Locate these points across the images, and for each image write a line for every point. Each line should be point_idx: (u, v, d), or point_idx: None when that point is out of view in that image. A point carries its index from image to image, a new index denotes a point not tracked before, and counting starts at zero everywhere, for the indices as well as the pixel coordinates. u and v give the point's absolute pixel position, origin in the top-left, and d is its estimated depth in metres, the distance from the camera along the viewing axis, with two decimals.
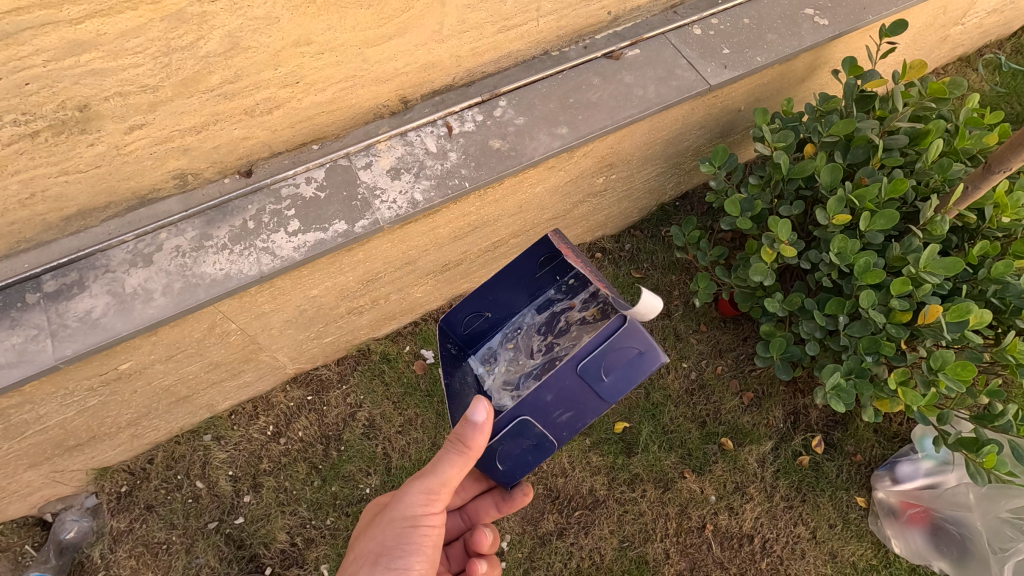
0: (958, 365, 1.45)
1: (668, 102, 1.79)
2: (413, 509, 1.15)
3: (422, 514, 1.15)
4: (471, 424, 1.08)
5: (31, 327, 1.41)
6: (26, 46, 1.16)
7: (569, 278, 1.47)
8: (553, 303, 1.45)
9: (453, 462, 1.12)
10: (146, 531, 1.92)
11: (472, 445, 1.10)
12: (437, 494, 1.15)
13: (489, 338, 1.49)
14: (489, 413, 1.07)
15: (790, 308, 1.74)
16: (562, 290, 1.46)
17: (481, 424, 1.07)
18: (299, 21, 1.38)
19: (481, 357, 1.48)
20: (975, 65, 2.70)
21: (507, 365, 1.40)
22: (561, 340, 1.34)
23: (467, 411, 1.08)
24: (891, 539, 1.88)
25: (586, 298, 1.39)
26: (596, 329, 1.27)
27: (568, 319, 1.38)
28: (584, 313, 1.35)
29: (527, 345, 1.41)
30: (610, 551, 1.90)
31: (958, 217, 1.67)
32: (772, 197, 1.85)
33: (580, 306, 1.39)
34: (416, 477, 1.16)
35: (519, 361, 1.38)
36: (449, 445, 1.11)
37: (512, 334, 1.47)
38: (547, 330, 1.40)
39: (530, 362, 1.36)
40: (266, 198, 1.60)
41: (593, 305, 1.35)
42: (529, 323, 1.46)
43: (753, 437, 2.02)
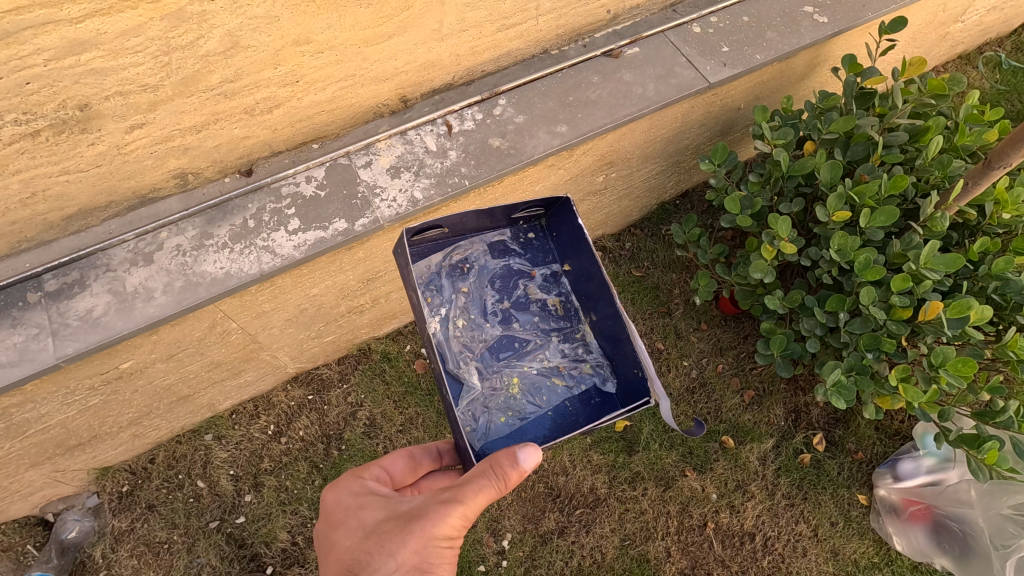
0: (959, 362, 1.45)
1: (668, 99, 1.79)
2: (447, 532, 0.97)
3: (454, 540, 0.98)
4: (520, 464, 1.01)
5: (32, 326, 1.41)
6: (27, 45, 1.17)
7: (526, 233, 1.54)
8: (510, 256, 1.51)
9: (490, 492, 1.00)
10: (148, 530, 1.92)
11: (511, 479, 1.01)
12: (468, 520, 1.00)
13: (429, 256, 1.45)
14: (539, 460, 1.03)
15: (791, 305, 1.73)
16: (519, 242, 1.52)
17: (529, 467, 1.01)
18: (299, 19, 1.39)
19: (422, 277, 1.43)
20: (976, 63, 2.70)
21: (458, 315, 1.44)
22: (519, 315, 1.46)
23: (519, 451, 1.01)
24: (892, 537, 1.87)
25: (546, 277, 1.51)
26: (559, 332, 1.47)
27: (527, 293, 1.49)
28: (544, 297, 1.50)
29: (482, 297, 1.46)
30: (611, 549, 1.89)
31: (958, 214, 1.67)
32: (772, 194, 1.85)
33: (540, 282, 1.50)
34: (456, 497, 0.98)
35: (471, 317, 1.44)
36: (491, 476, 1.00)
37: (462, 273, 1.47)
38: (503, 290, 1.48)
39: (487, 326, 1.44)
40: (266, 197, 1.60)
41: (554, 293, 1.50)
42: (481, 265, 1.48)
43: (754, 434, 2.02)
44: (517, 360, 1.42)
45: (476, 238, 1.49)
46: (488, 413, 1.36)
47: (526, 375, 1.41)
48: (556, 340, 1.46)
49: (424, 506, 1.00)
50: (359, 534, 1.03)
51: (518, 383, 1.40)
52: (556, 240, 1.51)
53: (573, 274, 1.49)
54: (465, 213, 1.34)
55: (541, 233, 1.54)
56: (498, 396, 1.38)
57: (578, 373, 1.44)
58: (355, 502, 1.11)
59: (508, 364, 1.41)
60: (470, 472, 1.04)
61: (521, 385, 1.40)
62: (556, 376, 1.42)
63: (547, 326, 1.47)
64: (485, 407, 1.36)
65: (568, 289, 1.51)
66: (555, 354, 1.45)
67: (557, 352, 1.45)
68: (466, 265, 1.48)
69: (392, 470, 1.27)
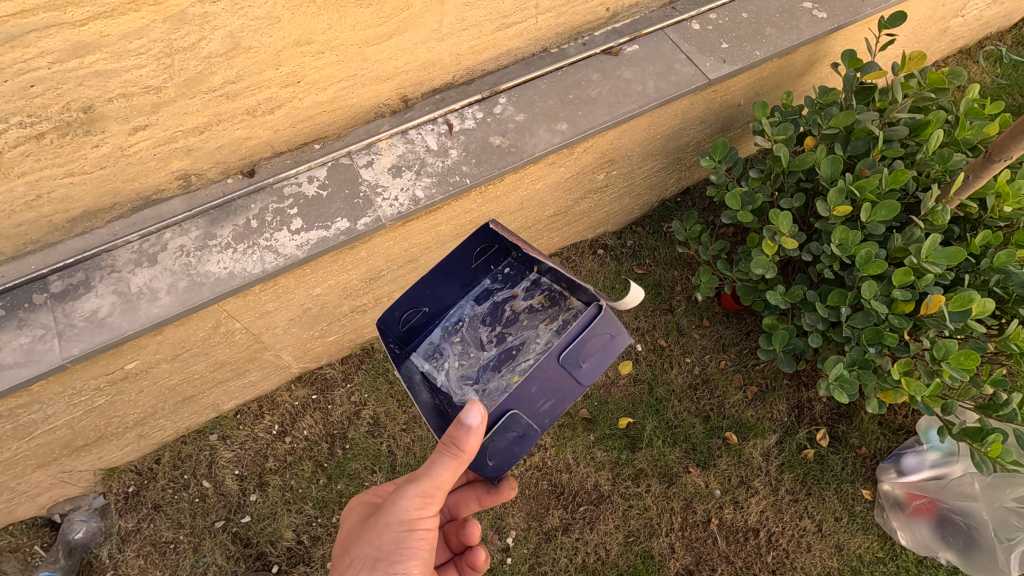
0: (962, 355, 1.45)
1: (668, 96, 1.79)
2: (408, 511, 1.08)
3: (418, 517, 1.08)
4: (464, 427, 1.04)
5: (38, 327, 1.42)
6: (32, 48, 1.18)
7: (501, 268, 1.57)
8: (493, 292, 1.53)
9: (445, 467, 1.07)
10: (154, 530, 1.93)
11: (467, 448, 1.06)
12: (431, 497, 1.09)
13: (427, 334, 1.51)
14: (483, 415, 1.04)
15: (792, 300, 1.73)
16: (498, 280, 1.55)
17: (475, 428, 1.04)
18: (299, 20, 1.40)
19: (423, 354, 1.48)
20: (976, 57, 2.70)
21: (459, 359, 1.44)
22: (512, 329, 1.44)
23: (460, 413, 1.05)
24: (897, 531, 1.87)
25: (527, 287, 1.50)
26: (550, 318, 1.42)
27: (513, 310, 1.48)
28: (530, 302, 1.47)
29: (475, 336, 1.47)
30: (615, 546, 1.89)
31: (960, 207, 1.67)
32: (772, 190, 1.85)
33: (522, 294, 1.50)
34: (411, 480, 1.10)
35: (470, 355, 1.43)
36: (442, 449, 1.06)
37: (453, 327, 1.50)
38: (493, 321, 1.48)
39: (484, 353, 1.41)
40: (269, 197, 1.61)
41: (538, 294, 1.48)
42: (469, 314, 1.51)
43: (757, 430, 2.02)
44: (518, 361, 1.36)
45: (462, 300, 1.54)
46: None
47: (529, 368, 1.34)
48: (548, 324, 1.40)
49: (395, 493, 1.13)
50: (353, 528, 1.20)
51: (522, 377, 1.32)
52: (524, 257, 1.53)
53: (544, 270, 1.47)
54: (427, 276, 1.40)
55: (513, 261, 1.56)
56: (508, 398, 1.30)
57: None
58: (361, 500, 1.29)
59: (510, 370, 1.35)
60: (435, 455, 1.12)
61: (525, 375, 1.32)
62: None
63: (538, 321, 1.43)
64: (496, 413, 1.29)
65: (548, 285, 1.49)
66: (550, 336, 1.39)
67: (552, 334, 1.39)
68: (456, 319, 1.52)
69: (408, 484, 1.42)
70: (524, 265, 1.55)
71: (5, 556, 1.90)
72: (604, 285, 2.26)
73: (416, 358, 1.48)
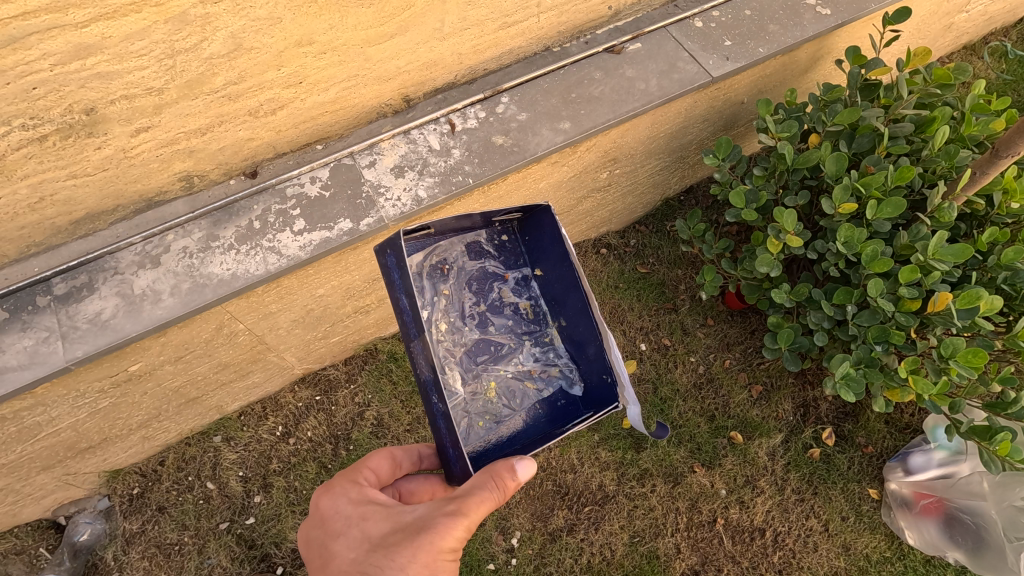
0: (970, 352, 1.44)
1: (671, 94, 1.78)
2: (454, 544, 0.94)
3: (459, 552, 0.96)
4: (514, 474, 1.04)
5: (42, 329, 1.42)
6: (34, 50, 1.18)
7: (500, 235, 1.51)
8: (486, 258, 1.48)
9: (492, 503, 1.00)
10: (159, 532, 1.93)
11: (507, 490, 1.03)
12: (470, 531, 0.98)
13: (410, 256, 1.38)
14: (534, 472, 1.06)
15: (798, 298, 1.72)
16: (495, 245, 1.49)
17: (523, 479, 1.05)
18: (301, 20, 1.39)
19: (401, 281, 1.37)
20: (981, 53, 2.68)
21: (439, 318, 1.40)
22: (494, 318, 1.46)
23: (515, 465, 1.04)
24: (904, 531, 1.86)
25: (518, 280, 1.50)
26: (530, 337, 1.48)
27: (501, 296, 1.48)
28: (516, 301, 1.49)
29: (459, 299, 1.43)
30: (620, 546, 1.89)
31: (966, 204, 1.66)
32: (777, 188, 1.84)
33: (513, 286, 1.50)
34: (460, 509, 0.96)
35: (449, 320, 1.41)
36: (488, 485, 1.01)
37: (442, 274, 1.42)
38: (479, 294, 1.46)
39: (466, 331, 1.42)
40: (271, 198, 1.60)
41: (525, 297, 1.51)
42: (459, 267, 1.44)
43: (763, 429, 2.01)
44: (493, 364, 1.42)
45: (456, 240, 1.44)
46: (467, 417, 1.36)
47: (502, 380, 1.42)
48: (529, 343, 1.47)
49: (429, 517, 0.96)
50: (364, 547, 0.96)
51: (495, 387, 1.41)
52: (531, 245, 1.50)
53: (545, 279, 1.49)
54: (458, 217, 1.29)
55: (515, 234, 1.52)
56: (476, 399, 1.39)
57: (549, 376, 1.47)
58: (356, 512, 1.04)
59: (485, 369, 1.42)
60: (468, 486, 1.03)
61: (498, 388, 1.41)
62: (528, 380, 1.44)
63: (519, 330, 1.48)
64: (465, 412, 1.36)
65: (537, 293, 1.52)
66: (528, 358, 1.46)
67: (530, 357, 1.47)
68: (444, 265, 1.44)
69: (376, 472, 1.21)
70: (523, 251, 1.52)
71: (10, 558, 1.90)
72: (607, 284, 2.25)
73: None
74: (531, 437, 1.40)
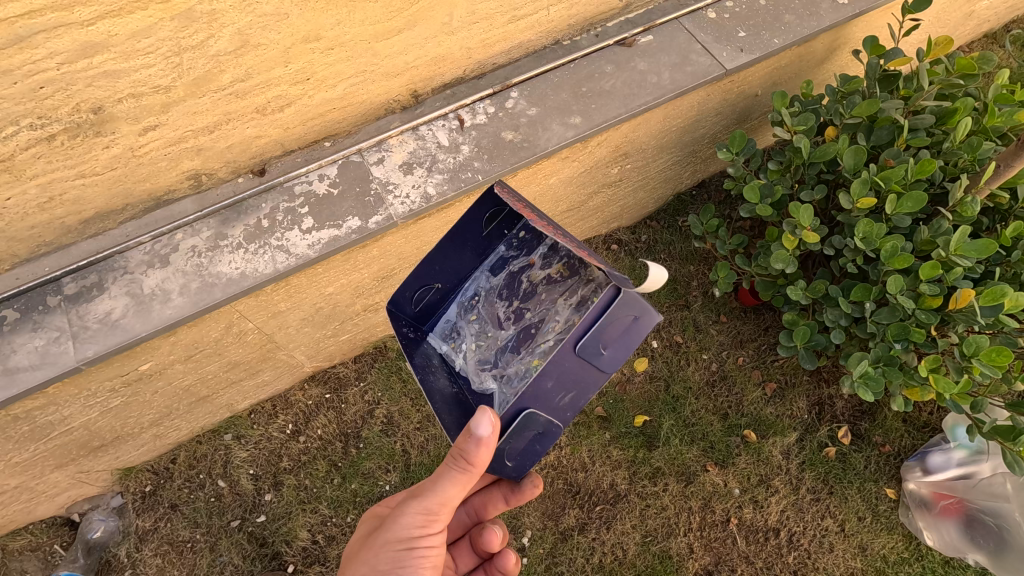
0: (993, 351, 1.40)
1: (684, 87, 1.75)
2: (410, 526, 1.06)
3: (420, 534, 1.06)
4: (471, 444, 0.98)
5: (53, 329, 1.43)
6: (40, 49, 1.17)
7: (518, 229, 1.35)
8: (507, 261, 1.34)
9: (452, 481, 1.03)
10: (171, 529, 1.94)
11: (472, 462, 1.01)
12: (435, 513, 1.06)
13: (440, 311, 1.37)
14: (493, 437, 0.97)
15: (814, 295, 1.68)
16: (513, 245, 1.34)
17: (487, 440, 0.97)
18: (308, 16, 1.38)
19: (441, 334, 1.36)
20: (1003, 42, 2.61)
21: (475, 342, 1.30)
22: (530, 306, 1.25)
23: (469, 424, 0.98)
24: (923, 532, 1.82)
25: (545, 253, 1.29)
26: (569, 291, 1.20)
27: (532, 282, 1.28)
28: (548, 272, 1.27)
29: (493, 313, 1.31)
30: (632, 546, 1.87)
31: (989, 198, 1.61)
32: (793, 182, 1.80)
33: (541, 263, 1.29)
34: (415, 494, 1.07)
35: (489, 335, 1.29)
36: (451, 463, 1.02)
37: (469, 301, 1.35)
38: (511, 294, 1.30)
39: (503, 335, 1.27)
40: (280, 196, 1.59)
41: (557, 261, 1.27)
42: (484, 288, 1.34)
43: (777, 428, 1.98)
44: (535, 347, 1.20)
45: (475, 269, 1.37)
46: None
47: (547, 352, 1.16)
48: (565, 300, 1.20)
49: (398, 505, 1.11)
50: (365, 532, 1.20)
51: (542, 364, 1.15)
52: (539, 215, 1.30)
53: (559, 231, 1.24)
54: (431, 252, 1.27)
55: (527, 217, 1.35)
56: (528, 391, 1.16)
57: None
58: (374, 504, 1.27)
59: (529, 355, 1.20)
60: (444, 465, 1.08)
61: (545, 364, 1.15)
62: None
63: (558, 296, 1.22)
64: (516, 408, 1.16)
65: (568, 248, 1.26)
66: (567, 313, 1.17)
67: (570, 309, 1.18)
68: (474, 297, 1.35)
69: None
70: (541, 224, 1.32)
71: (26, 555, 1.92)
72: None
73: (432, 338, 1.36)
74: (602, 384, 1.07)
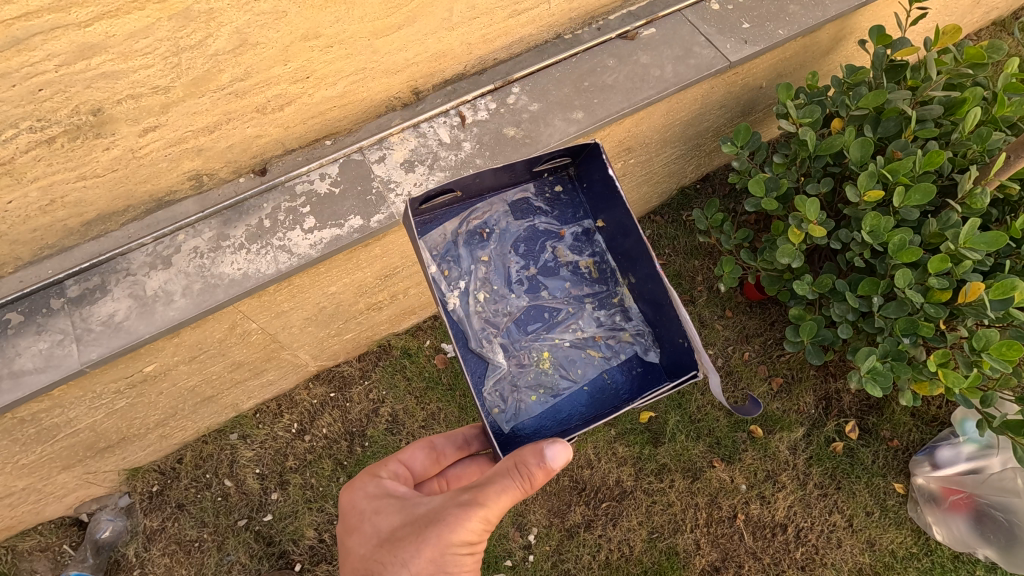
0: (1004, 345, 1.38)
1: (687, 80, 1.73)
2: (467, 536, 0.97)
3: (476, 543, 0.99)
4: (544, 460, 1.01)
5: (57, 332, 1.43)
6: (38, 51, 1.16)
7: (552, 186, 1.46)
8: (537, 216, 1.44)
9: (515, 492, 1.00)
10: (179, 529, 1.95)
11: (536, 477, 1.01)
12: (490, 523, 1.01)
13: (444, 224, 1.39)
14: (568, 459, 1.03)
15: (820, 289, 1.66)
16: (546, 200, 1.45)
17: (556, 467, 1.01)
18: (306, 14, 1.36)
19: (436, 252, 1.38)
20: (1011, 29, 2.58)
21: (479, 287, 1.39)
22: (546, 282, 1.42)
23: (547, 445, 1.02)
24: (932, 526, 1.81)
25: (578, 235, 1.45)
26: (594, 300, 1.42)
27: (556, 256, 1.43)
28: (577, 260, 1.43)
29: (505, 266, 1.41)
30: (639, 542, 1.86)
31: (999, 189, 1.58)
32: (798, 175, 1.78)
33: (569, 244, 1.44)
34: (474, 502, 0.99)
35: (495, 288, 1.40)
36: (517, 476, 1.00)
37: (482, 239, 1.42)
38: (528, 256, 1.43)
39: (512, 299, 1.40)
40: (281, 196, 1.59)
41: (587, 253, 1.44)
42: (502, 230, 1.43)
43: (784, 423, 1.97)
44: (547, 332, 1.38)
45: (496, 199, 1.43)
46: (518, 391, 1.34)
47: (558, 348, 1.37)
48: (590, 307, 1.41)
49: (442, 511, 1.01)
50: (375, 541, 1.04)
51: (550, 357, 1.37)
52: (587, 195, 1.44)
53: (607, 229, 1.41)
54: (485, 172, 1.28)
55: (569, 183, 1.46)
56: (528, 372, 1.36)
57: (616, 342, 1.39)
58: (371, 506, 1.12)
59: (536, 337, 1.38)
60: (493, 472, 1.04)
61: (553, 358, 1.37)
62: (591, 348, 1.38)
63: (579, 292, 1.42)
64: (515, 386, 1.34)
65: (601, 248, 1.45)
66: (589, 324, 1.40)
67: (592, 320, 1.41)
68: (484, 231, 1.43)
69: (410, 463, 1.29)
70: (580, 202, 1.46)
71: (36, 555, 1.94)
72: None
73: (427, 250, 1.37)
74: (603, 408, 1.34)
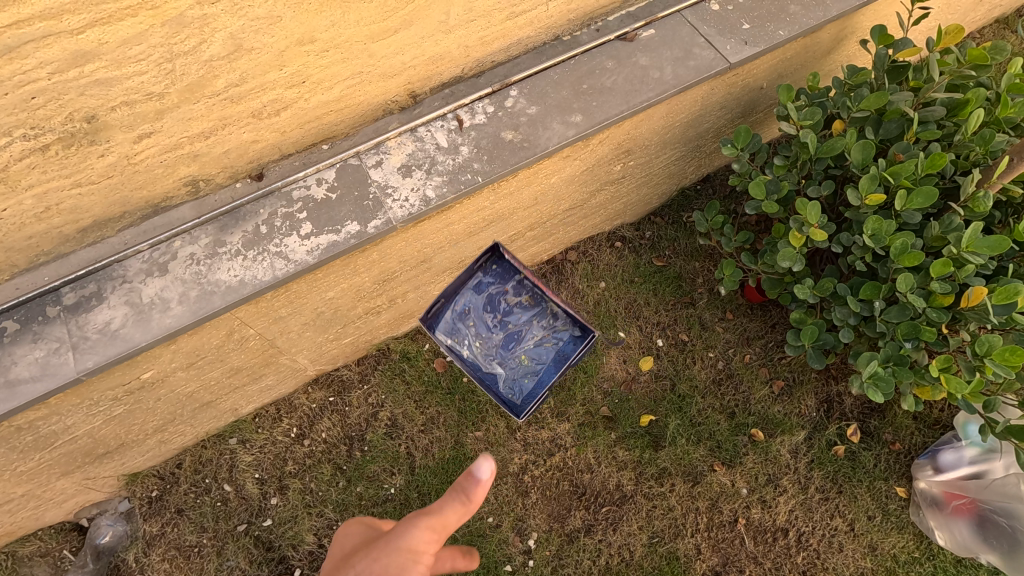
0: (1007, 350, 1.37)
1: (687, 82, 1.71)
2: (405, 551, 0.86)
3: (418, 559, 0.87)
4: (476, 476, 0.91)
5: (53, 340, 1.42)
6: (30, 59, 1.16)
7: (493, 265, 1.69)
8: (486, 286, 1.68)
9: (455, 506, 0.91)
10: (178, 534, 1.94)
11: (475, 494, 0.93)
12: (433, 543, 0.89)
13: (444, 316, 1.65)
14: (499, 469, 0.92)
15: (822, 293, 1.65)
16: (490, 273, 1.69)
17: (487, 479, 0.91)
18: (301, 18, 1.35)
19: (444, 331, 1.64)
20: (1015, 27, 2.54)
21: (476, 342, 1.67)
22: (512, 320, 1.69)
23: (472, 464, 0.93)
24: (934, 531, 1.80)
25: (517, 284, 1.69)
26: (540, 316, 1.69)
27: (510, 306, 1.69)
28: (520, 299, 1.69)
29: (483, 322, 1.67)
30: (639, 547, 1.86)
31: (1003, 191, 1.57)
32: (799, 177, 1.76)
33: (513, 291, 1.69)
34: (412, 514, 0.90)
35: (484, 338, 1.68)
36: (450, 494, 0.92)
37: (463, 315, 1.66)
38: (494, 311, 1.69)
39: (494, 334, 1.67)
40: (278, 201, 1.58)
41: (525, 292, 1.69)
42: (474, 304, 1.68)
43: (786, 426, 1.96)
44: (520, 345, 1.68)
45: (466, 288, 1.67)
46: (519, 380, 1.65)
47: (531, 349, 1.67)
48: (537, 319, 1.69)
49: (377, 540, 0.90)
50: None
51: (528, 354, 1.67)
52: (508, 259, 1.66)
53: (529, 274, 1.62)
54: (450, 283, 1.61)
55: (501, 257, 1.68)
56: (515, 365, 1.66)
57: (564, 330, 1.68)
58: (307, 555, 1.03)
59: (517, 348, 1.67)
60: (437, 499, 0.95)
61: (530, 354, 1.66)
62: (549, 340, 1.68)
63: (532, 319, 1.69)
64: (517, 376, 1.65)
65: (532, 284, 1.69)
66: (540, 328, 1.69)
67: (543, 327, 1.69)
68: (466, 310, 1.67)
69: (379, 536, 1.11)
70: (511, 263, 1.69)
71: (36, 560, 1.94)
72: (622, 279, 2.20)
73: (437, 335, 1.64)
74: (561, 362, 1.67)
